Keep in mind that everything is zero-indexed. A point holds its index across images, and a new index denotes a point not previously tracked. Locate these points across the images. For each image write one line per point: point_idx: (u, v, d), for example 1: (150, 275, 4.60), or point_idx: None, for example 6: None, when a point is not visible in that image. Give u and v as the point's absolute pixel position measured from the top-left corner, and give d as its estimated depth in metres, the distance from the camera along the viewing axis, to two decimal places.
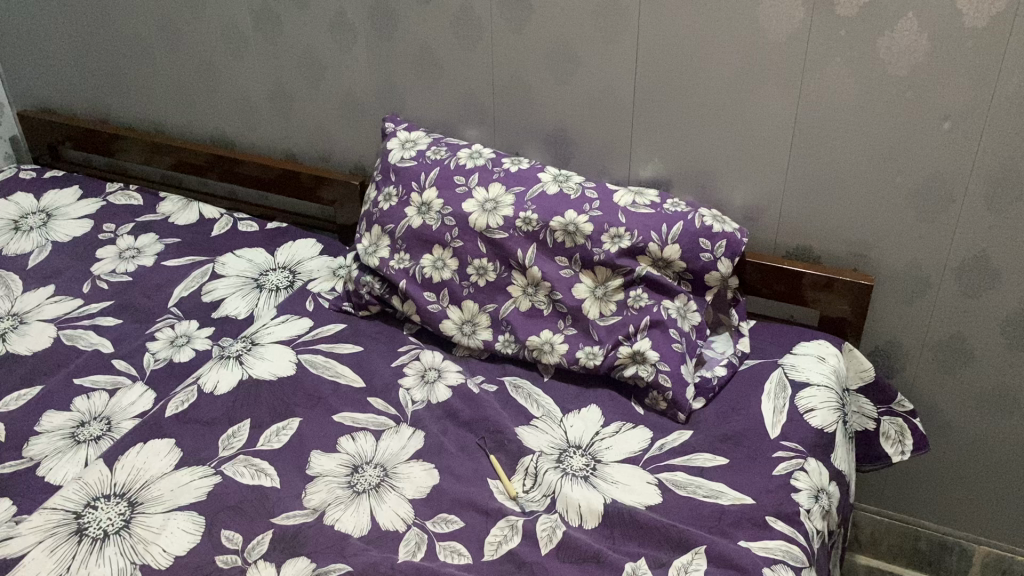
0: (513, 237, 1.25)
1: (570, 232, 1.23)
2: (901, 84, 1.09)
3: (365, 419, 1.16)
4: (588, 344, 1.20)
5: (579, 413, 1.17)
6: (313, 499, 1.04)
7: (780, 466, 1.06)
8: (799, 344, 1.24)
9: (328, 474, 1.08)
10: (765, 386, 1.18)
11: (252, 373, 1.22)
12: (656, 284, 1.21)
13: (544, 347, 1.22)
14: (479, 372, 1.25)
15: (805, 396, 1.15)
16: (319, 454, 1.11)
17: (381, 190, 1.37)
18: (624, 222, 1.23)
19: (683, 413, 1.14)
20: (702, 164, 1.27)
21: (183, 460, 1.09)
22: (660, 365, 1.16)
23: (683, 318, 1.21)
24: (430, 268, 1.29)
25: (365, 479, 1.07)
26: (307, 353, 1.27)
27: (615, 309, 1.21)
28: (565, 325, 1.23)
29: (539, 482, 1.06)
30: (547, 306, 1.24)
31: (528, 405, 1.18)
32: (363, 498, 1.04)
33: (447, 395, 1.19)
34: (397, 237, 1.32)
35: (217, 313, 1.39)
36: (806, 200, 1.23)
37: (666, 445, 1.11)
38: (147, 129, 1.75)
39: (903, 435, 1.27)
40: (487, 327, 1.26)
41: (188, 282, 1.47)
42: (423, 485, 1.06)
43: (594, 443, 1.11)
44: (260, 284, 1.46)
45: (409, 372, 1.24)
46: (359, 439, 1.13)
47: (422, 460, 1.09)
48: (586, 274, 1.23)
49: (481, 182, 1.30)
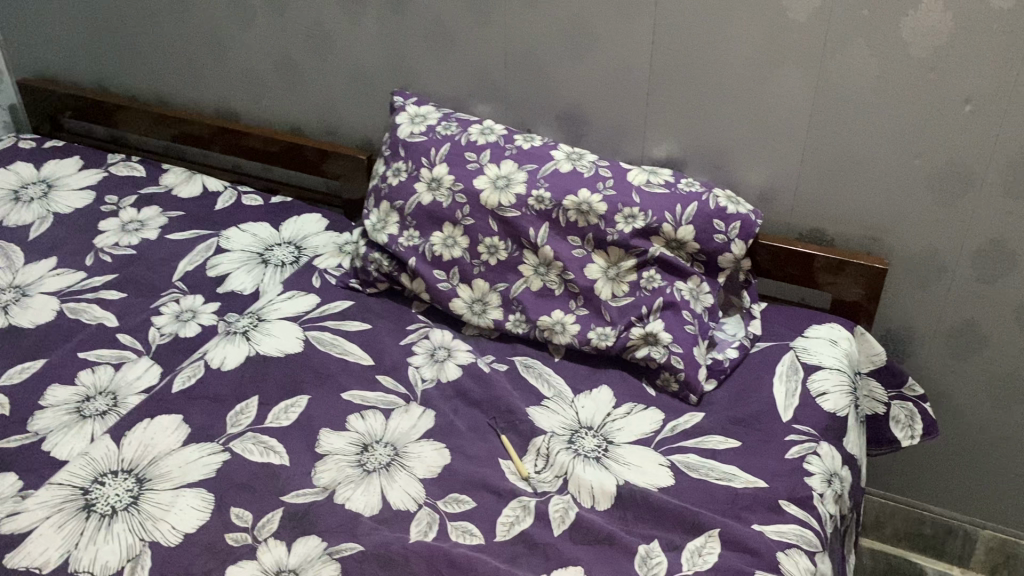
0: (525, 216, 1.23)
1: (583, 211, 1.22)
2: (923, 65, 1.08)
3: (374, 398, 1.15)
4: (600, 325, 1.19)
5: (590, 394, 1.16)
6: (322, 478, 1.03)
7: (793, 450, 1.06)
8: (811, 327, 1.24)
9: (338, 453, 1.07)
10: (777, 369, 1.17)
11: (259, 349, 1.22)
12: (670, 265, 1.20)
13: (555, 328, 1.21)
14: (488, 351, 1.24)
15: (817, 380, 1.15)
16: (328, 432, 1.10)
17: (390, 165, 1.35)
18: (638, 202, 1.21)
19: (696, 395, 1.13)
20: (718, 144, 1.26)
21: (192, 436, 1.08)
22: (673, 346, 1.15)
23: (696, 300, 1.20)
24: (440, 245, 1.27)
25: (375, 458, 1.06)
26: (314, 330, 1.26)
27: (628, 290, 1.20)
28: (577, 305, 1.22)
29: (550, 462, 1.05)
30: (558, 286, 1.23)
31: (539, 385, 1.17)
32: (374, 477, 1.03)
33: (457, 374, 1.18)
34: (406, 214, 1.30)
35: (222, 288, 1.37)
36: (822, 183, 1.22)
37: (678, 427, 1.10)
38: (149, 99, 1.72)
39: (913, 420, 1.27)
40: (497, 306, 1.25)
41: (192, 256, 1.45)
42: (434, 464, 1.05)
43: (606, 424, 1.11)
44: (266, 259, 1.44)
45: (418, 350, 1.23)
46: (368, 418, 1.12)
47: (432, 439, 1.09)
48: (598, 254, 1.22)
49: (493, 159, 1.28)
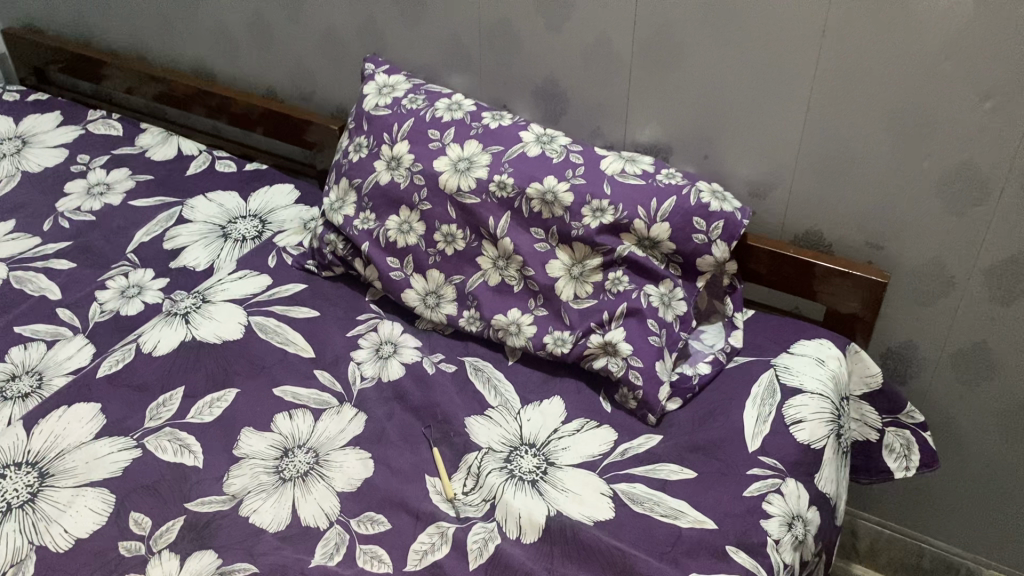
0: (485, 203, 1.12)
1: (547, 201, 1.10)
2: (935, 53, 0.92)
3: (306, 395, 1.07)
4: (558, 329, 1.09)
5: (540, 405, 1.05)
6: (233, 485, 0.96)
7: (753, 486, 0.94)
8: (798, 342, 1.11)
9: (255, 457, 0.99)
10: (752, 389, 1.05)
11: (195, 334, 1.15)
12: (639, 266, 1.08)
13: (510, 329, 1.11)
14: (439, 350, 1.14)
15: (794, 405, 1.02)
16: (249, 432, 1.02)
17: (353, 139, 1.25)
18: (609, 194, 1.09)
19: (654, 415, 1.02)
20: (706, 132, 1.13)
21: (106, 428, 1.02)
22: (633, 358, 1.03)
23: (666, 307, 1.07)
24: (395, 231, 1.17)
25: (293, 465, 0.98)
26: (258, 314, 1.18)
27: (591, 292, 1.08)
28: (536, 305, 1.11)
29: (480, 484, 0.95)
30: (518, 283, 1.12)
31: (486, 392, 1.07)
32: (287, 488, 0.95)
33: (399, 374, 1.09)
34: (363, 194, 1.20)
35: (174, 263, 1.30)
36: (820, 181, 1.08)
37: (629, 451, 0.99)
38: (131, 54, 1.65)
39: (909, 450, 1.14)
40: (452, 300, 1.15)
41: (151, 225, 1.38)
42: (354, 477, 0.97)
43: (550, 442, 1.00)
44: (226, 233, 1.36)
45: (364, 344, 1.14)
46: (295, 418, 1.04)
47: (358, 447, 1.00)
48: (563, 250, 1.10)
49: (456, 139, 1.17)
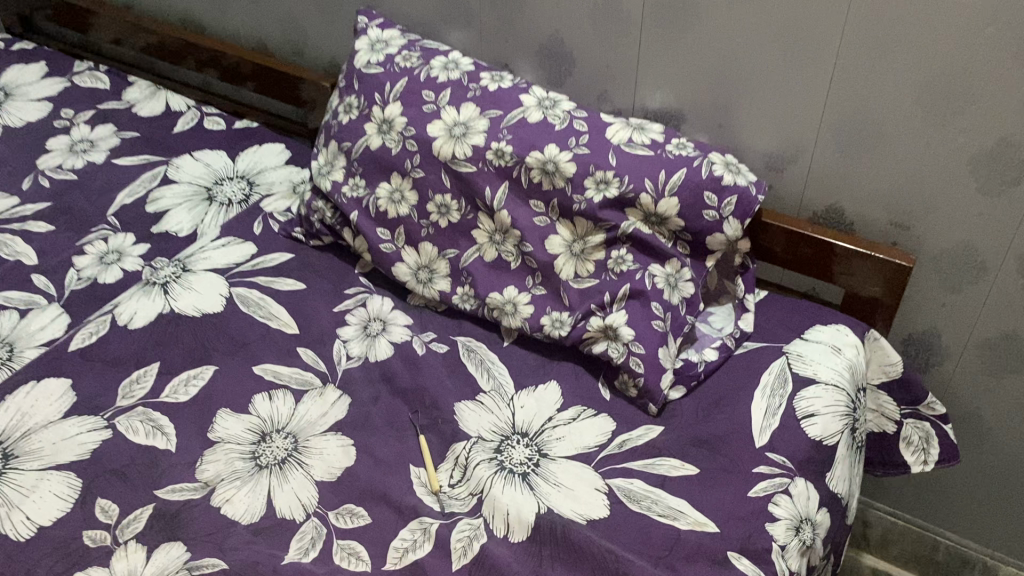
0: (482, 173, 1.05)
1: (548, 172, 1.02)
2: (978, 17, 0.83)
3: (288, 375, 1.01)
4: (557, 309, 1.02)
5: (535, 391, 0.99)
6: (206, 472, 0.91)
7: (759, 486, 0.88)
8: (813, 328, 1.04)
9: (231, 441, 0.94)
10: (762, 379, 0.98)
11: (174, 307, 1.09)
12: (645, 244, 1.00)
13: (505, 308, 1.04)
14: (431, 328, 1.08)
15: (807, 397, 0.96)
16: (226, 415, 0.96)
17: (343, 98, 1.17)
18: (614, 165, 1.01)
19: (656, 405, 0.95)
20: (721, 99, 1.04)
21: (75, 407, 0.96)
22: (635, 344, 0.96)
23: (672, 289, 1.00)
24: (386, 200, 1.10)
25: (271, 452, 0.92)
26: (241, 286, 1.12)
27: (593, 271, 1.01)
28: (534, 283, 1.04)
29: (467, 477, 0.90)
30: (515, 259, 1.05)
31: (478, 375, 1.01)
32: (263, 476, 0.90)
33: (387, 355, 1.03)
34: (353, 158, 1.13)
35: (157, 228, 1.24)
36: (843, 155, 1.00)
37: (628, 443, 0.93)
38: (117, 2, 1.56)
39: (928, 443, 1.07)
40: (445, 276, 1.08)
41: (134, 186, 1.31)
42: (335, 465, 0.91)
43: (543, 432, 0.94)
44: (212, 197, 1.29)
45: (352, 320, 1.08)
46: (275, 400, 0.98)
47: (340, 433, 0.94)
48: (563, 224, 1.03)
49: (452, 101, 1.08)
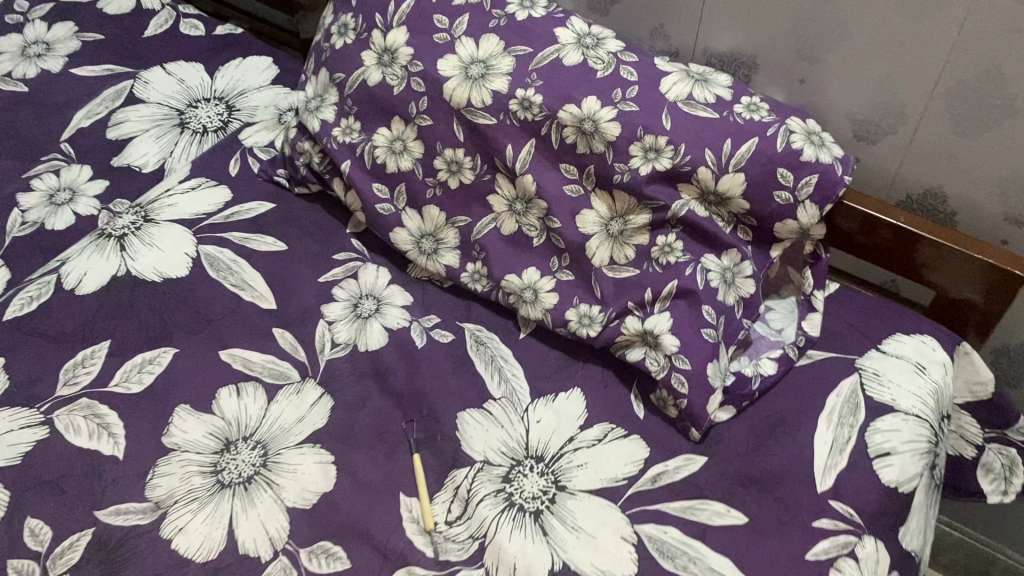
0: (503, 127, 0.85)
1: (585, 131, 0.82)
2: None
3: (260, 364, 0.85)
4: (586, 301, 0.84)
5: (554, 400, 0.83)
6: (156, 491, 0.76)
7: (820, 546, 0.72)
8: (891, 337, 0.86)
9: (188, 449, 0.79)
10: (828, 402, 0.81)
11: (131, 268, 0.91)
12: (699, 230, 0.81)
13: (523, 295, 0.87)
14: (433, 310, 0.91)
15: (883, 430, 0.79)
16: (185, 413, 0.81)
17: (338, 16, 0.95)
18: (668, 128, 0.81)
19: (699, 430, 0.78)
20: (805, 49, 0.83)
21: (8, 396, 0.82)
22: (679, 357, 0.78)
23: (728, 286, 0.81)
24: (385, 151, 0.91)
25: (235, 466, 0.78)
26: (211, 244, 0.94)
27: (633, 258, 0.83)
28: (560, 266, 0.86)
29: (468, 514, 0.74)
30: (538, 235, 0.86)
31: (487, 376, 0.84)
32: (224, 498, 0.76)
33: (380, 345, 0.86)
34: (347, 95, 0.93)
35: (118, 161, 1.05)
36: (954, 131, 0.79)
37: (662, 478, 0.77)
38: None
39: (1013, 472, 0.89)
40: (454, 248, 0.90)
41: (94, 104, 1.11)
42: (310, 488, 0.76)
43: (562, 457, 0.78)
44: (184, 123, 1.10)
45: (340, 295, 0.91)
46: (244, 397, 0.82)
47: (319, 446, 0.79)
48: (600, 197, 0.84)
49: (470, 31, 0.87)
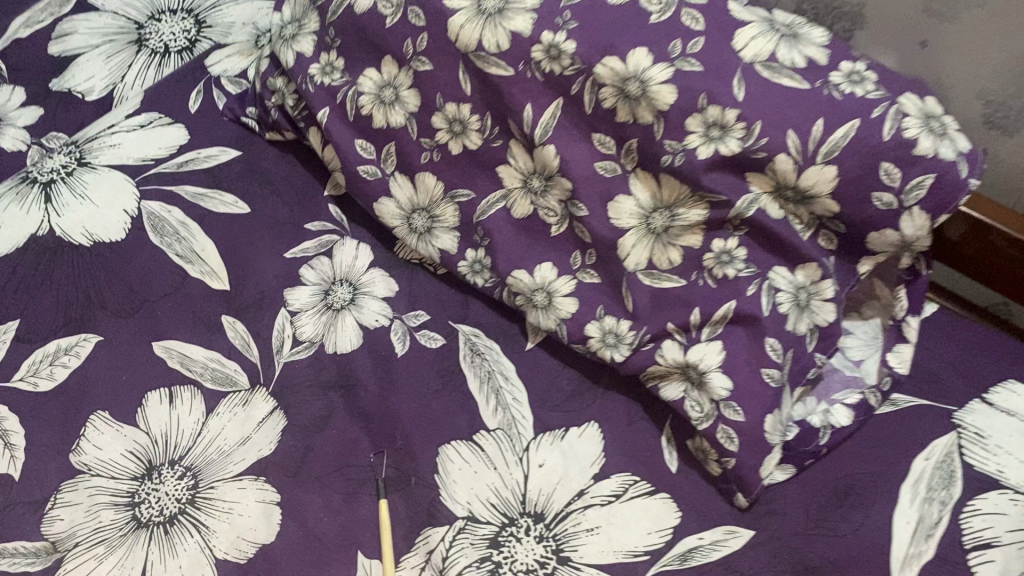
0: (521, 81, 0.64)
1: (629, 95, 0.61)
2: None
3: (200, 363, 0.68)
4: (615, 315, 0.66)
5: (561, 439, 0.65)
6: (55, 527, 0.61)
7: None
8: (1002, 384, 0.66)
9: (101, 474, 0.63)
10: (913, 467, 0.63)
11: (54, 227, 0.74)
12: (770, 238, 0.62)
13: (534, 299, 0.69)
14: (422, 304, 0.73)
15: (984, 512, 0.60)
16: (102, 422, 0.65)
17: None
18: (741, 99, 0.59)
19: (747, 497, 0.61)
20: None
21: None
22: (728, 405, 0.61)
23: (800, 312, 0.62)
24: (372, 101, 0.71)
25: (154, 502, 0.62)
26: (157, 200, 0.76)
27: (678, 264, 0.64)
28: (581, 265, 0.68)
29: None
30: (558, 222, 0.68)
31: (480, 400, 0.67)
32: (137, 544, 0.60)
33: (351, 349, 0.69)
34: (328, 23, 0.72)
35: (57, 85, 0.86)
36: None
37: (695, 557, 0.60)
38: None
39: None
40: (451, 229, 0.72)
41: (37, 11, 0.92)
42: (245, 538, 0.61)
43: (565, 518, 0.62)
44: (142, 39, 0.89)
45: (310, 276, 0.73)
46: (176, 406, 0.66)
47: (263, 479, 0.63)
48: (642, 181, 0.64)
49: None
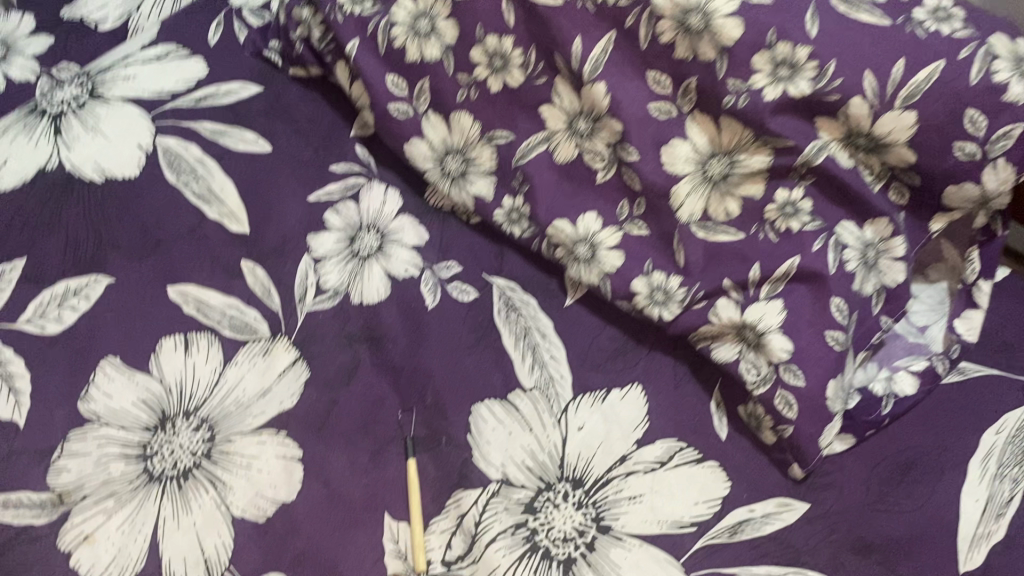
0: (570, 12, 0.58)
1: (688, 28, 0.55)
2: None
3: (216, 309, 0.64)
4: (663, 269, 0.61)
5: (600, 400, 0.61)
6: (61, 478, 0.57)
7: None
8: None
9: (111, 423, 0.59)
10: (981, 440, 0.59)
11: (64, 160, 0.68)
12: (840, 189, 0.56)
13: (576, 252, 0.64)
14: (454, 255, 0.68)
15: None
16: (113, 368, 0.61)
17: None
18: (814, 35, 0.52)
19: (803, 468, 0.57)
20: None
21: None
22: (789, 368, 0.56)
23: (867, 271, 0.57)
24: (405, 32, 0.65)
25: (167, 455, 0.58)
26: (173, 136, 0.70)
27: (736, 216, 0.59)
28: (627, 215, 0.63)
29: (474, 556, 0.56)
30: (604, 168, 0.62)
31: (516, 356, 0.63)
32: (149, 499, 0.57)
33: (379, 299, 0.65)
34: None
35: (66, 12, 0.80)
36: None
37: (746, 529, 0.57)
38: None
39: None
40: (488, 174, 0.66)
41: None
42: (264, 496, 0.58)
43: (604, 484, 0.58)
44: None
45: (335, 220, 0.68)
46: (192, 353, 0.62)
47: (284, 433, 0.60)
48: (699, 124, 0.58)
49: None
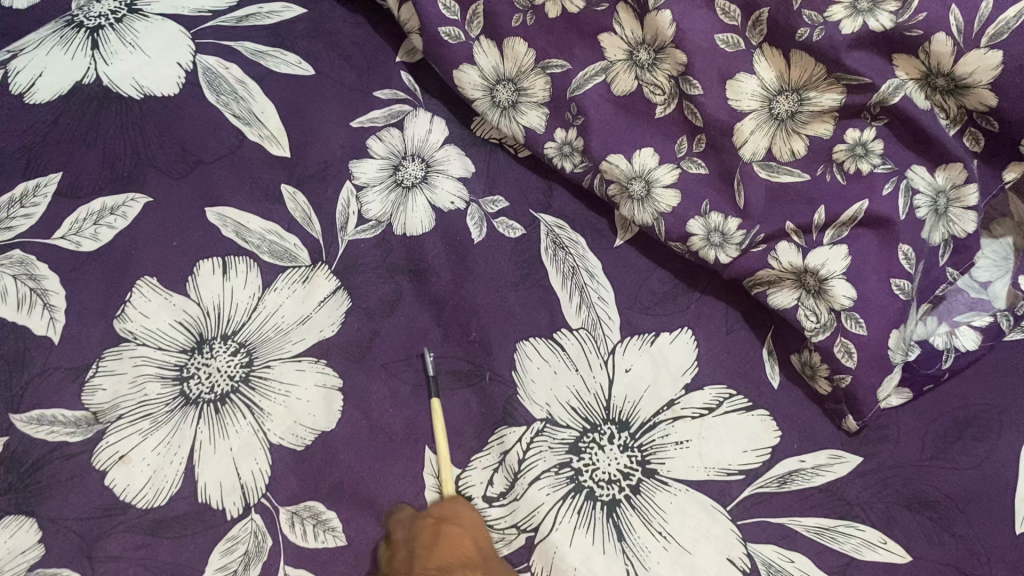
0: None
1: None
2: None
3: (255, 234, 0.62)
4: (722, 211, 0.59)
5: (647, 344, 0.60)
6: (96, 397, 0.56)
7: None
8: None
9: (147, 345, 0.58)
10: None
11: (102, 75, 0.66)
12: (916, 130, 0.52)
13: (630, 189, 0.61)
14: (502, 188, 0.66)
15: None
16: (150, 289, 0.60)
17: None
18: None
19: (857, 421, 0.56)
20: None
21: None
22: (852, 317, 0.54)
23: (937, 219, 0.54)
24: None
25: (203, 379, 0.58)
26: (213, 55, 0.67)
27: (802, 157, 0.55)
28: (687, 150, 0.59)
29: (516, 494, 0.56)
30: (665, 101, 0.59)
31: (563, 297, 0.62)
32: (186, 421, 0.56)
33: (422, 231, 0.63)
34: None
35: None
36: None
37: (795, 480, 0.56)
38: None
39: None
40: (540, 105, 0.63)
41: None
42: (303, 424, 0.57)
43: (649, 428, 0.57)
44: None
45: (379, 148, 0.66)
46: (231, 277, 0.61)
47: (324, 362, 0.59)
48: (769, 58, 0.54)
49: None
